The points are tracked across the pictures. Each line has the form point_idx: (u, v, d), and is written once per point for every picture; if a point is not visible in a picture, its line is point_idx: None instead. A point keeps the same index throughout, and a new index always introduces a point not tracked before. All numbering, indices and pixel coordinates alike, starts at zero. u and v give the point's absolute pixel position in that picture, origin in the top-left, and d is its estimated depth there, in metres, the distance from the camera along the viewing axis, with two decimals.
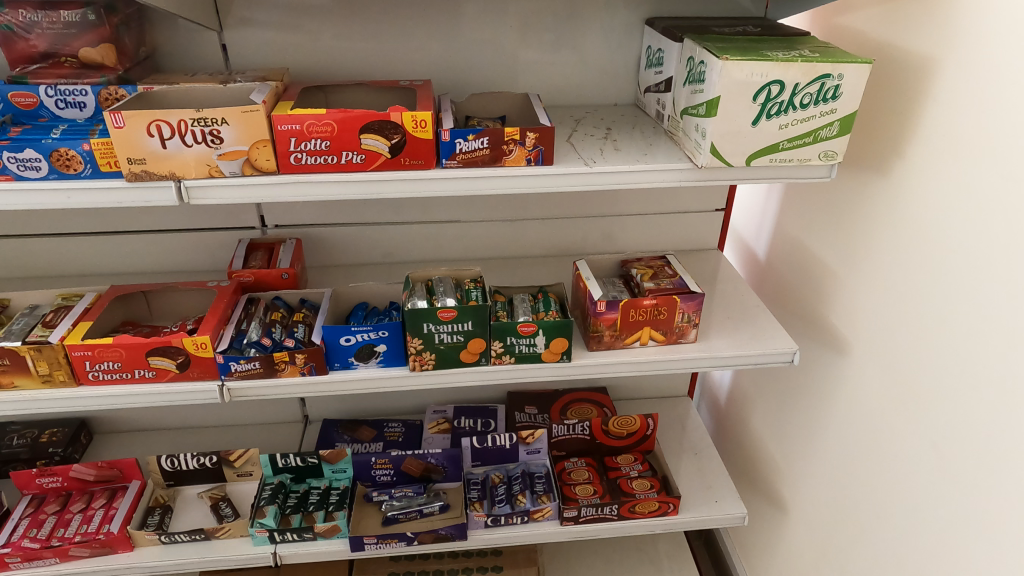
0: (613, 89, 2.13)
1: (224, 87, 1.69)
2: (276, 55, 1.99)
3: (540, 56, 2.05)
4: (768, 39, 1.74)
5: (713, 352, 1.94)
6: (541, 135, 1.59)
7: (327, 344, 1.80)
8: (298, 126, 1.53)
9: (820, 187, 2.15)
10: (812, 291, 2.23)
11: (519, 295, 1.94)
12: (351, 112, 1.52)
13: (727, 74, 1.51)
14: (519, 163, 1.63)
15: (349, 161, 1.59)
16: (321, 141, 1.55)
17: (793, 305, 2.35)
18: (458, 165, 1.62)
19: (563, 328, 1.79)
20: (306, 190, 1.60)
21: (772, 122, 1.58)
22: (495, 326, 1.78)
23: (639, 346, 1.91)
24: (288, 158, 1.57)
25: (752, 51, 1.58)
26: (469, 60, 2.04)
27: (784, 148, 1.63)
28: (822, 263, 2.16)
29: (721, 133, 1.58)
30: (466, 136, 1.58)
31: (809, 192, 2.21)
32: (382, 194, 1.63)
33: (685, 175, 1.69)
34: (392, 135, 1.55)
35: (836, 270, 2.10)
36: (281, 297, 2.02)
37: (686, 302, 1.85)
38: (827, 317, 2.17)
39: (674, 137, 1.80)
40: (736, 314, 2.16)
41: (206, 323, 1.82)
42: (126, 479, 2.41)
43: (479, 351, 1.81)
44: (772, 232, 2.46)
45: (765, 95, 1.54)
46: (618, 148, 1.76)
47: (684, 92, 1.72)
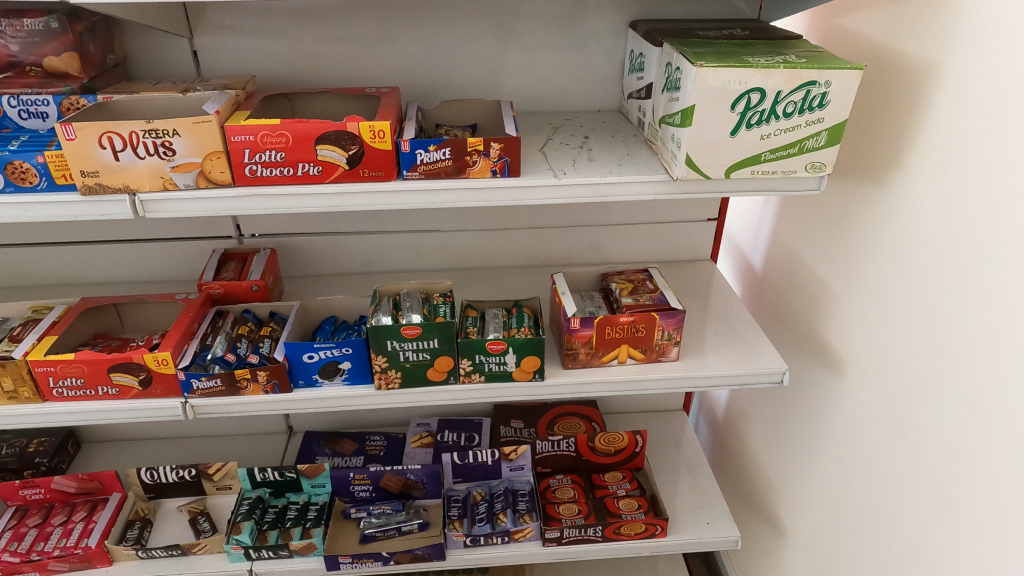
0: (596, 94, 2.04)
1: (183, 95, 1.64)
2: (248, 61, 1.93)
3: (520, 61, 1.97)
4: (752, 42, 1.65)
5: (699, 372, 1.84)
6: (506, 145, 1.51)
7: (290, 361, 1.76)
8: (252, 137, 1.48)
9: (818, 197, 2.04)
10: (809, 306, 2.12)
11: (493, 310, 1.86)
12: (306, 122, 1.47)
13: (703, 81, 1.42)
14: (484, 174, 1.55)
15: (307, 173, 1.53)
16: (276, 153, 1.50)
17: (790, 319, 2.23)
18: (419, 177, 1.54)
19: (534, 346, 1.70)
20: (263, 204, 1.55)
21: (752, 132, 1.49)
22: (462, 344, 1.71)
23: (617, 364, 1.83)
24: (244, 171, 1.52)
25: (732, 56, 1.49)
26: (445, 66, 1.97)
27: (767, 159, 1.54)
28: (819, 277, 2.05)
29: (697, 144, 1.49)
30: (427, 147, 1.50)
31: (806, 202, 2.10)
32: (342, 207, 1.57)
33: (662, 188, 1.59)
34: (350, 146, 1.49)
35: (832, 285, 1.99)
36: (251, 310, 1.99)
37: (665, 319, 1.76)
38: (823, 333, 2.05)
39: (654, 147, 1.71)
40: (727, 329, 2.05)
41: (168, 338, 1.78)
42: (107, 492, 2.35)
43: (447, 369, 1.74)
44: (768, 242, 2.34)
45: (743, 103, 1.45)
46: (593, 159, 1.68)
47: (662, 99, 1.63)
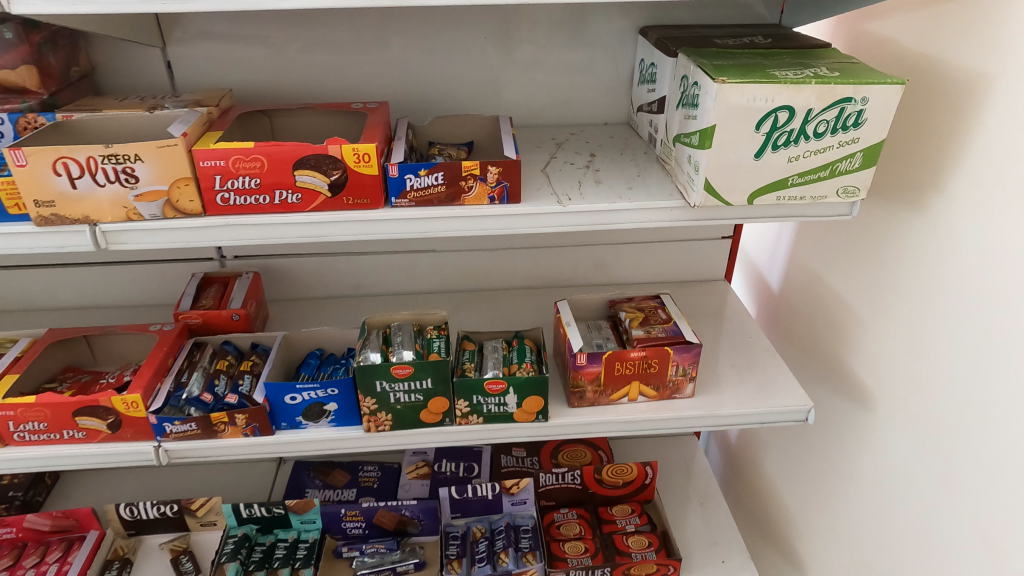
0: (603, 106, 1.89)
1: (150, 114, 1.48)
2: (225, 73, 1.77)
3: (521, 71, 1.82)
4: (776, 53, 1.50)
5: (716, 410, 1.70)
6: (504, 169, 1.36)
7: (272, 402, 1.62)
8: (224, 162, 1.34)
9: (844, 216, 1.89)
10: (833, 332, 1.97)
11: (492, 341, 1.71)
12: (282, 145, 1.32)
13: (724, 99, 1.28)
14: (481, 200, 1.40)
15: (286, 201, 1.39)
16: (249, 179, 1.36)
17: (811, 346, 2.08)
18: (409, 204, 1.39)
19: (536, 386, 1.56)
20: (237, 235, 1.41)
21: (778, 154, 1.35)
22: (459, 383, 1.56)
23: (628, 403, 1.68)
24: (215, 199, 1.38)
25: (756, 70, 1.35)
26: (439, 77, 1.81)
27: (794, 184, 1.39)
28: (846, 303, 1.90)
29: (717, 167, 1.35)
30: (417, 171, 1.36)
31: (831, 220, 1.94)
32: (325, 237, 1.42)
33: (677, 214, 1.45)
34: (331, 171, 1.35)
35: (858, 311, 1.84)
36: (231, 342, 1.85)
37: (680, 353, 1.62)
38: (848, 364, 1.90)
39: (667, 166, 1.56)
40: (745, 358, 1.91)
41: (139, 377, 1.63)
42: (83, 530, 2.19)
43: (442, 410, 1.60)
44: (787, 261, 2.19)
45: (769, 122, 1.31)
46: (601, 181, 1.52)
47: (676, 115, 1.49)
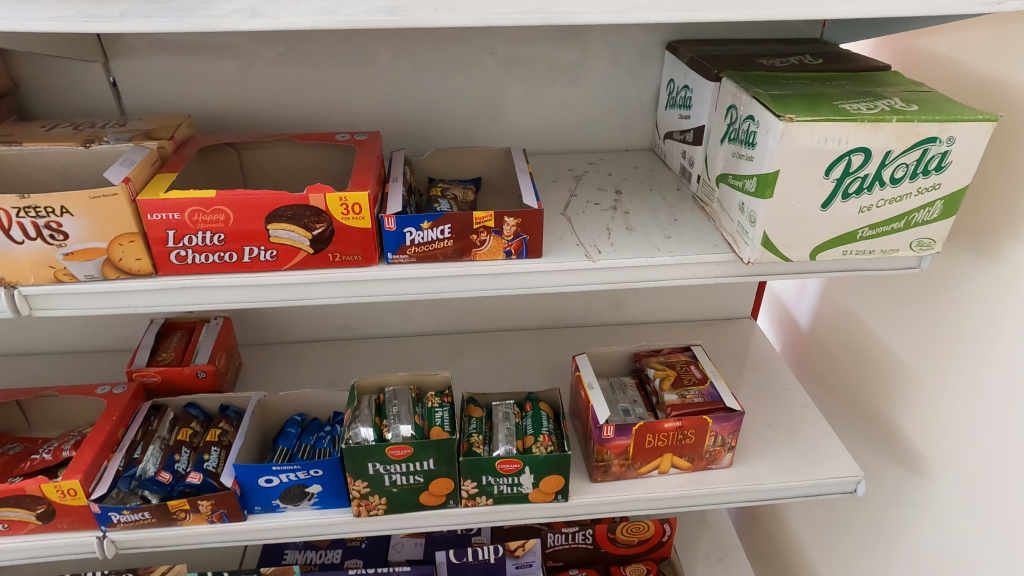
0: (623, 130, 1.67)
1: (86, 149, 1.23)
2: (184, 92, 1.50)
3: (531, 91, 1.58)
4: (834, 76, 1.29)
5: (756, 484, 1.50)
6: (524, 220, 1.13)
7: (243, 485, 1.38)
8: (178, 215, 1.10)
9: None
10: (875, 382, 1.77)
11: (503, 404, 1.48)
12: (251, 193, 1.08)
13: (792, 141, 1.07)
14: (495, 256, 1.17)
15: (257, 258, 1.15)
16: (211, 235, 1.12)
17: (849, 395, 1.88)
18: (409, 261, 1.16)
19: (559, 466, 1.34)
20: (198, 298, 1.18)
21: (849, 204, 1.15)
22: (466, 463, 1.34)
23: (657, 475, 1.49)
24: (167, 257, 1.14)
25: (822, 103, 1.13)
26: (436, 98, 1.56)
27: (863, 237, 1.20)
28: (892, 353, 1.70)
29: (776, 219, 1.15)
30: (419, 224, 1.12)
31: None
32: (306, 300, 1.19)
33: (723, 270, 1.25)
34: (314, 224, 1.11)
35: (907, 363, 1.64)
36: (196, 404, 1.59)
37: (720, 423, 1.42)
38: (896, 420, 1.70)
39: (706, 208, 1.36)
40: (780, 414, 1.71)
41: (80, 456, 1.38)
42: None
43: (445, 493, 1.37)
44: (821, 298, 1.99)
45: (841, 168, 1.11)
46: (632, 228, 1.29)
47: (721, 151, 1.28)
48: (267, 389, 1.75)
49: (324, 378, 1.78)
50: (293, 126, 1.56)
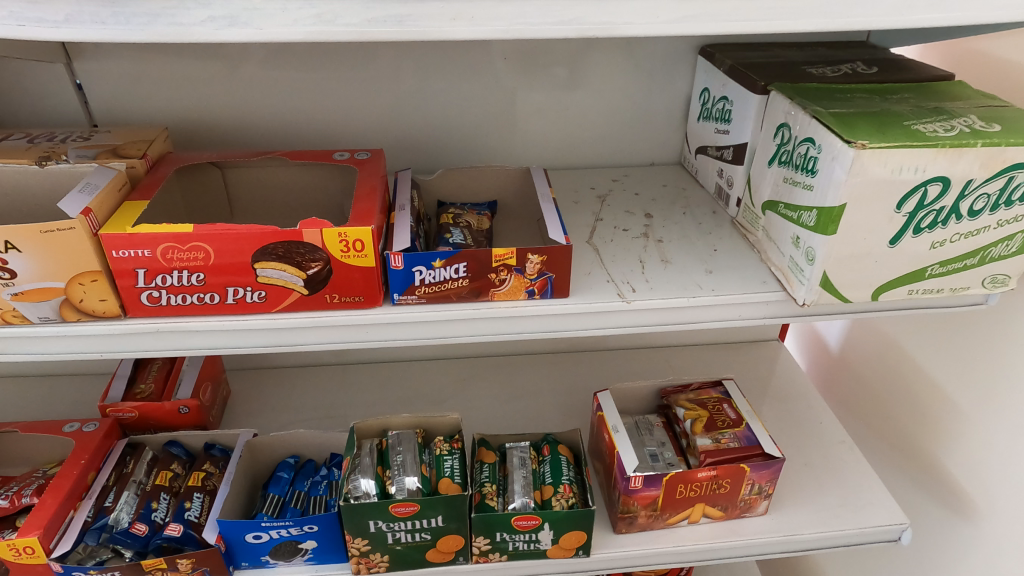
0: (647, 142, 1.53)
1: (40, 168, 1.08)
2: (160, 97, 1.34)
3: (549, 100, 1.43)
4: (891, 89, 1.15)
5: (794, 534, 1.38)
6: (549, 257, 0.99)
7: (228, 541, 1.25)
8: (148, 252, 0.96)
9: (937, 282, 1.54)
10: (915, 415, 1.63)
11: (517, 447, 1.34)
12: (235, 228, 0.94)
13: (864, 170, 0.96)
14: (516, 296, 1.03)
15: (245, 300, 1.02)
16: (188, 274, 0.98)
17: (886, 428, 1.74)
18: (418, 301, 1.02)
19: (581, 522, 1.21)
20: (176, 343, 1.05)
21: (920, 239, 1.04)
22: (479, 521, 1.20)
23: (687, 525, 1.36)
24: (138, 298, 1.01)
25: (891, 123, 1.00)
26: (442, 108, 1.41)
27: (931, 274, 1.08)
28: (937, 387, 1.55)
29: (837, 258, 1.04)
30: (430, 262, 0.98)
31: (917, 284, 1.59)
32: (302, 344, 1.06)
33: (774, 309, 1.15)
34: (308, 263, 0.98)
35: (956, 399, 1.50)
36: (178, 442, 1.46)
37: (758, 471, 1.29)
38: (942, 460, 1.56)
39: (748, 235, 1.26)
40: (814, 451, 1.57)
41: (41, 508, 1.24)
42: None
43: (454, 549, 1.24)
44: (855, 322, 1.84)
45: (914, 199, 0.99)
46: (669, 261, 1.18)
47: (771, 176, 1.17)
48: (256, 421, 1.60)
49: (318, 409, 1.63)
50: (284, 136, 1.40)
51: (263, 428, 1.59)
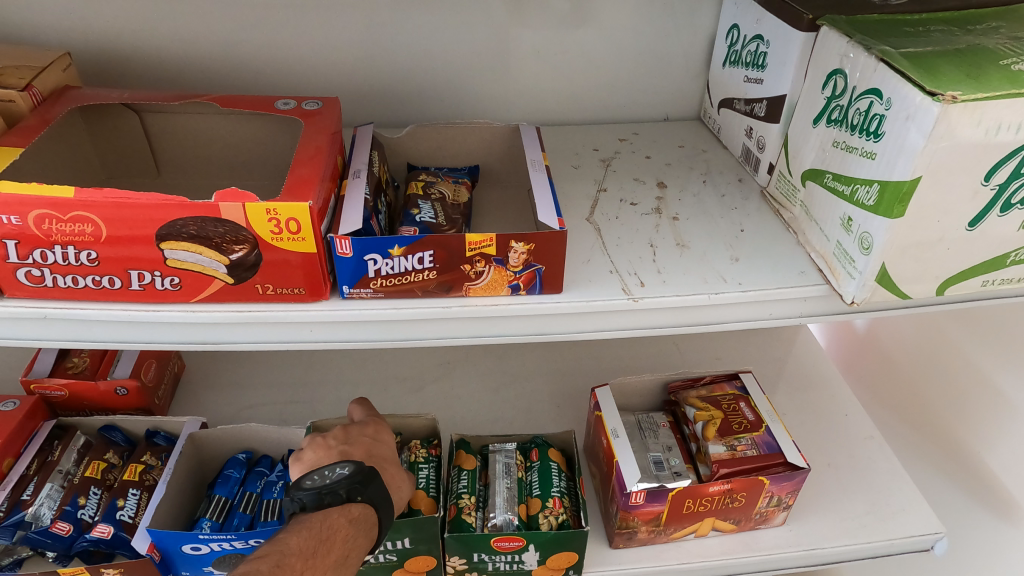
0: (661, 92, 1.28)
1: None
2: (70, 16, 1.08)
3: (547, 39, 1.18)
4: (978, 16, 0.91)
5: (815, 549, 1.22)
6: (537, 244, 0.79)
7: (164, 551, 1.08)
8: (17, 219, 0.74)
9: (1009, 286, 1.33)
10: (964, 415, 1.46)
11: (502, 452, 1.17)
12: (129, 195, 0.73)
13: (953, 132, 0.74)
14: (496, 292, 0.83)
15: (153, 286, 0.81)
16: (77, 252, 0.77)
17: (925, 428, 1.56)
18: (374, 295, 0.82)
19: (569, 543, 1.04)
20: (72, 334, 0.85)
21: (1008, 218, 0.83)
22: (455, 542, 1.03)
23: (694, 539, 1.20)
24: (15, 276, 0.80)
25: (987, 62, 0.77)
26: (414, 44, 1.16)
27: (1015, 262, 0.89)
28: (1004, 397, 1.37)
29: (901, 248, 0.83)
30: (387, 249, 0.77)
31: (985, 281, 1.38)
32: (232, 343, 0.87)
33: (812, 306, 0.94)
34: (229, 247, 0.77)
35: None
36: (117, 428, 1.26)
37: (778, 483, 1.11)
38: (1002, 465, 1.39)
39: (782, 211, 1.04)
40: (837, 450, 1.40)
41: None
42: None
43: (425, 568, 1.08)
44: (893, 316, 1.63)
45: (1010, 167, 0.78)
46: (685, 244, 0.97)
47: (816, 138, 0.95)
48: (209, 405, 1.41)
49: (279, 392, 1.44)
50: (227, 72, 1.16)
51: (217, 414, 1.40)
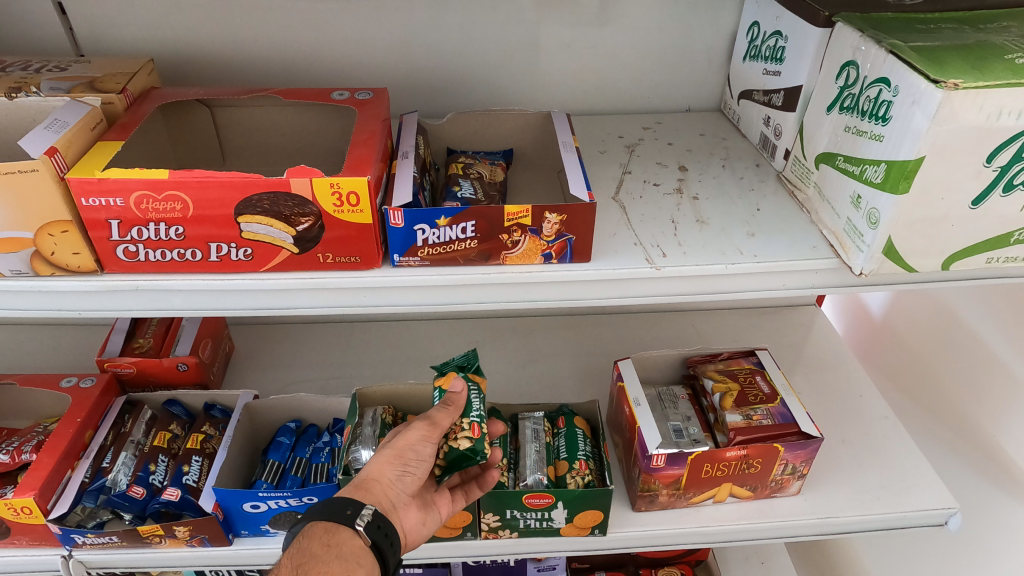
0: (684, 85, 1.36)
1: (9, 100, 0.98)
2: (148, 23, 1.20)
3: (577, 36, 1.27)
4: (990, 17, 0.95)
5: (829, 518, 1.27)
6: (569, 216, 0.88)
7: (226, 510, 1.18)
8: (121, 201, 0.86)
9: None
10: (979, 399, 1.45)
11: (530, 418, 1.27)
12: (214, 176, 0.84)
13: (955, 116, 0.79)
14: (530, 260, 0.93)
15: (229, 257, 0.92)
16: (166, 227, 0.89)
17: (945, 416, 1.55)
18: (421, 263, 0.93)
19: (595, 500, 1.12)
20: (157, 302, 0.96)
21: (1011, 198, 0.88)
22: (488, 497, 1.12)
23: (712, 505, 1.27)
24: (113, 252, 0.92)
25: (990, 56, 0.83)
26: (454, 44, 1.26)
27: (1018, 241, 0.93)
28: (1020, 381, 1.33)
29: (908, 223, 0.88)
30: (434, 220, 0.88)
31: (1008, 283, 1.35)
32: (293, 308, 0.97)
33: (823, 278, 1.01)
34: (296, 218, 0.87)
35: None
36: (178, 401, 1.39)
37: (792, 451, 1.18)
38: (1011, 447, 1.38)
39: (797, 193, 1.11)
40: (852, 427, 1.45)
41: (37, 467, 1.16)
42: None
43: (462, 525, 1.17)
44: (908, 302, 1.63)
45: (1011, 151, 0.83)
46: (705, 220, 1.05)
47: (830, 124, 1.01)
48: (259, 378, 1.52)
49: (324, 368, 1.55)
50: (285, 71, 1.27)
51: (266, 387, 1.51)
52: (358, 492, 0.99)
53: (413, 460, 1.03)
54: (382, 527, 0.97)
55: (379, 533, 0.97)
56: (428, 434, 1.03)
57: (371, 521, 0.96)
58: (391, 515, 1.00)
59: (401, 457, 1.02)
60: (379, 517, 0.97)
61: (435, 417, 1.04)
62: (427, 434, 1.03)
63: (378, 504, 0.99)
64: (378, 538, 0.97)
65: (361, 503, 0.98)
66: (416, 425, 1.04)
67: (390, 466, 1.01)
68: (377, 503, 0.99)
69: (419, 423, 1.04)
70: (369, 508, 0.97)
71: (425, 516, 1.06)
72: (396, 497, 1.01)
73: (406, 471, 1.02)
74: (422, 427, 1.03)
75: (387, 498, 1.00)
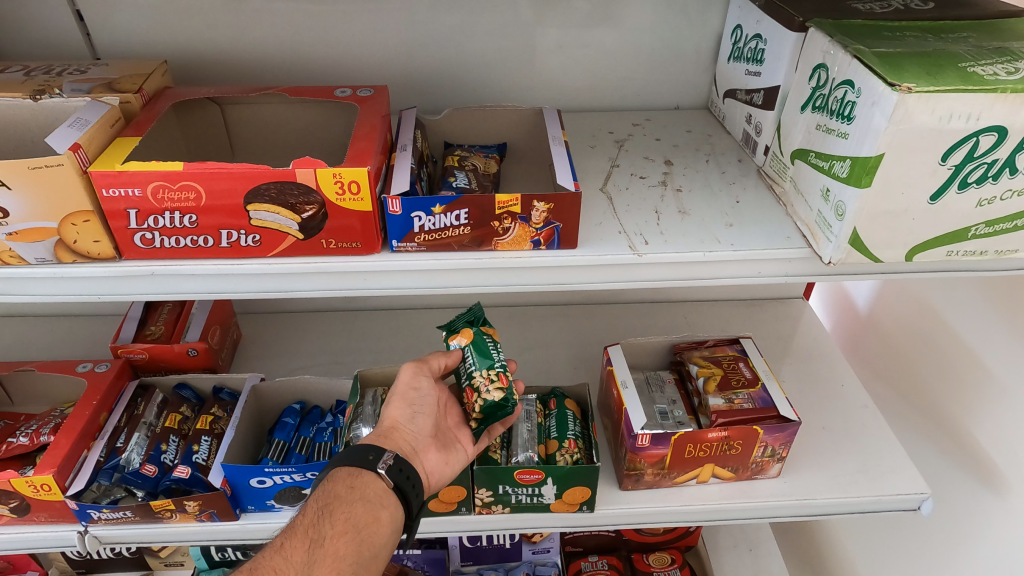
0: (672, 86, 1.43)
1: (35, 102, 1.04)
2: (162, 27, 1.27)
3: (570, 36, 1.33)
4: (953, 26, 1.01)
5: (807, 499, 1.33)
6: (554, 205, 0.95)
7: (233, 486, 1.24)
8: (138, 192, 0.92)
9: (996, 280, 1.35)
10: (945, 392, 1.50)
11: (524, 400, 1.33)
12: (225, 167, 0.90)
13: (910, 117, 0.85)
14: (520, 246, 1.00)
15: (238, 243, 0.99)
16: (180, 216, 0.95)
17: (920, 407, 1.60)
18: (418, 249, 0.99)
19: (583, 476, 1.18)
20: (171, 287, 1.02)
21: (966, 196, 0.94)
22: (483, 472, 1.19)
23: (696, 485, 1.33)
24: (131, 240, 0.98)
25: (943, 63, 0.89)
26: (451, 46, 1.32)
27: (976, 236, 0.99)
28: (982, 374, 1.39)
29: (872, 214, 0.94)
30: (429, 208, 0.94)
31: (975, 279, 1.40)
32: (298, 292, 1.04)
33: (797, 267, 1.07)
34: (301, 207, 0.94)
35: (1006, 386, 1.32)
36: (188, 385, 1.45)
37: (771, 433, 1.23)
38: (972, 435, 1.43)
39: (775, 187, 1.17)
40: (833, 415, 1.50)
41: (55, 447, 1.23)
42: (19, 572, 1.71)
43: (457, 500, 1.23)
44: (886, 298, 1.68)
45: (964, 150, 0.89)
46: (686, 211, 1.11)
47: (802, 122, 1.07)
48: (266, 363, 1.59)
49: (327, 354, 1.61)
50: (291, 71, 1.33)
51: (271, 372, 1.57)
52: (379, 440, 1.10)
53: (418, 399, 1.15)
54: (404, 469, 1.07)
55: (401, 476, 1.06)
56: (421, 371, 1.15)
57: (394, 465, 1.06)
58: (414, 459, 1.10)
59: (407, 400, 1.14)
60: (400, 462, 1.07)
61: (428, 357, 1.17)
62: (420, 370, 1.15)
63: (399, 449, 1.10)
64: (401, 481, 1.06)
65: (381, 449, 1.08)
66: (406, 365, 1.16)
67: (400, 411, 1.14)
68: (398, 448, 1.10)
69: (411, 363, 1.16)
70: (391, 453, 1.07)
71: (447, 457, 1.14)
72: (414, 440, 1.12)
73: (416, 412, 1.14)
74: (414, 364, 1.15)
75: (406, 442, 1.12)
